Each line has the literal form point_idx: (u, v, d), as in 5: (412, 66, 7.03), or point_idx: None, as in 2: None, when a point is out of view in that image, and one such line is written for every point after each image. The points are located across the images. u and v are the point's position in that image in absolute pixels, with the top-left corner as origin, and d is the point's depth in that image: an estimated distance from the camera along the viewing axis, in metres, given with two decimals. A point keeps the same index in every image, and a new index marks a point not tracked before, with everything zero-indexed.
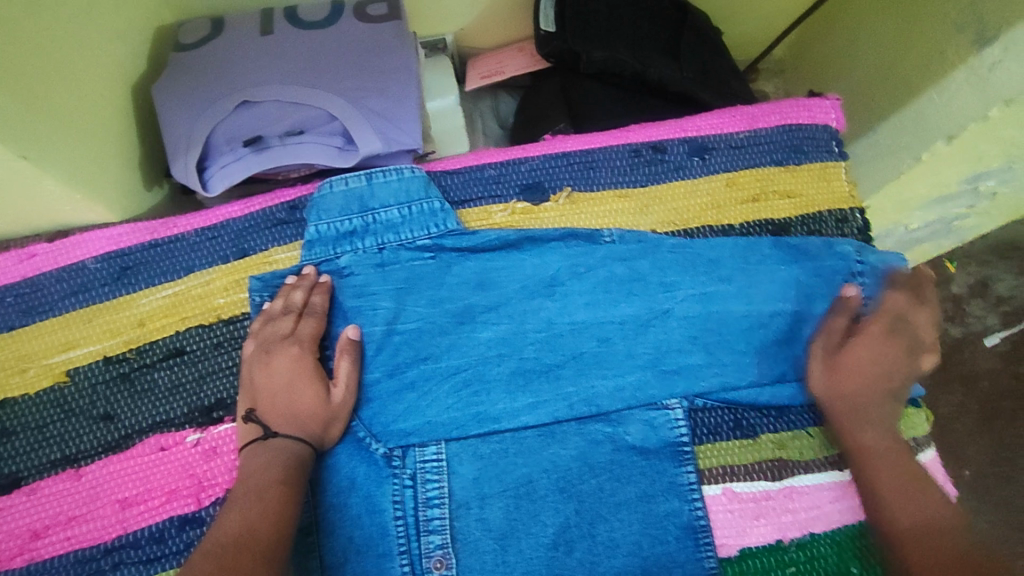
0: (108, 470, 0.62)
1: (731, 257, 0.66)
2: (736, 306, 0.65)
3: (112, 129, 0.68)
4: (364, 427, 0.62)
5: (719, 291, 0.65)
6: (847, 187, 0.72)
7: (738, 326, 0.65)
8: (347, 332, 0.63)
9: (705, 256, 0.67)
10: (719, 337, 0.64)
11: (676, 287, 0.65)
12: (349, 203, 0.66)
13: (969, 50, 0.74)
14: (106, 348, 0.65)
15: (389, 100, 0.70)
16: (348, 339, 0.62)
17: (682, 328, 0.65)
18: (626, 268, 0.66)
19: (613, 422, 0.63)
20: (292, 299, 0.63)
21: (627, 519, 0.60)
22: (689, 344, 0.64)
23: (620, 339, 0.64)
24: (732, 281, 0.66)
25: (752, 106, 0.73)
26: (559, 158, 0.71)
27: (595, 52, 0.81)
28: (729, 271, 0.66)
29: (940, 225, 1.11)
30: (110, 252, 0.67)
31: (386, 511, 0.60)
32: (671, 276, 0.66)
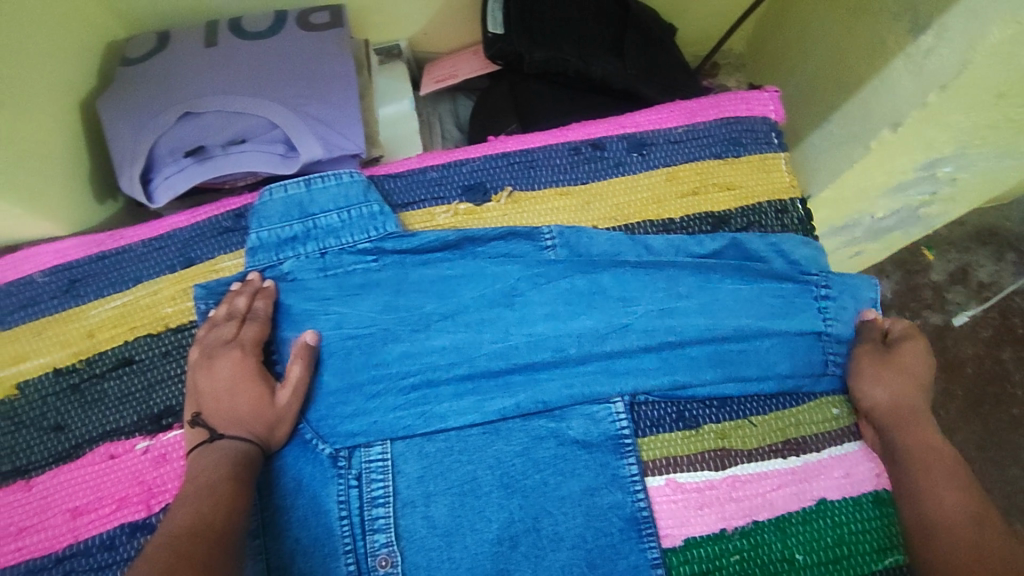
0: (58, 480, 0.62)
1: (689, 270, 0.67)
2: (698, 320, 0.66)
3: (58, 145, 0.70)
4: (311, 429, 0.63)
5: (682, 307, 0.66)
6: (786, 177, 0.73)
7: (700, 339, 0.65)
8: (306, 338, 0.63)
9: (666, 268, 0.67)
10: (664, 337, 0.65)
11: (636, 302, 0.66)
12: (290, 209, 0.67)
13: (906, 39, 0.75)
14: (55, 360, 0.66)
15: (332, 107, 0.72)
16: (303, 343, 0.63)
17: (641, 339, 0.65)
18: (588, 281, 0.67)
19: (556, 418, 0.64)
20: (235, 305, 0.63)
21: (571, 513, 0.60)
22: (640, 347, 0.65)
23: (575, 349, 0.65)
24: (691, 297, 0.66)
25: (690, 101, 0.76)
26: (500, 159, 0.73)
27: (537, 53, 0.83)
28: (689, 289, 0.67)
29: (906, 213, 1.11)
30: (58, 265, 0.69)
31: (331, 511, 0.60)
32: (632, 290, 0.66)
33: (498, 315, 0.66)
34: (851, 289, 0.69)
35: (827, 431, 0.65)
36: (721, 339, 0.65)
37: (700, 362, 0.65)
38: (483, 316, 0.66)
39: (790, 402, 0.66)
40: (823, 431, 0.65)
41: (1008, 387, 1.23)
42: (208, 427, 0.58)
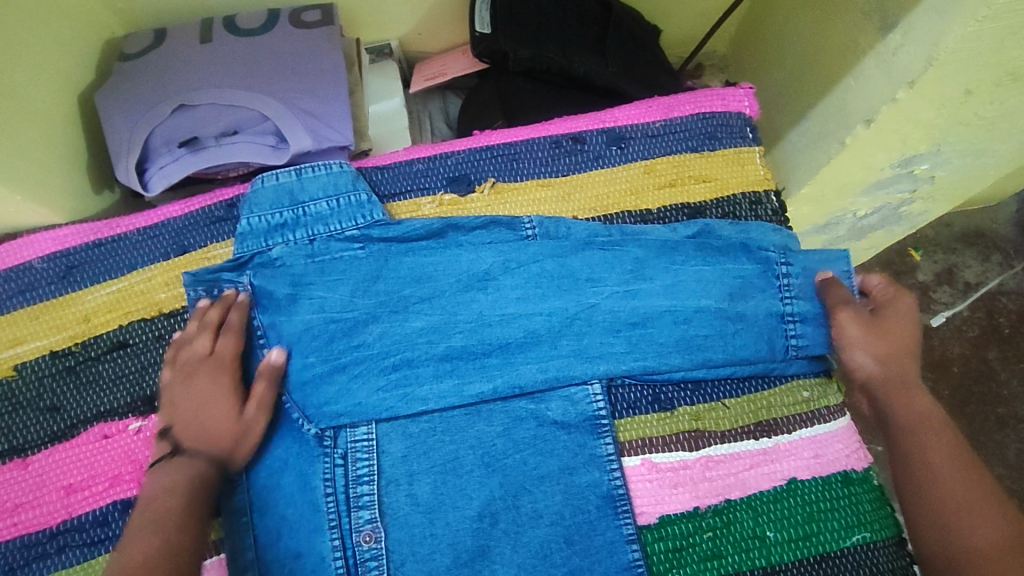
0: (53, 458, 0.64)
1: (655, 253, 0.70)
2: (660, 301, 0.68)
3: (58, 136, 0.72)
4: (298, 409, 0.65)
5: (643, 288, 0.68)
6: (761, 170, 0.76)
7: (664, 320, 0.67)
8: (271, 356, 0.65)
9: (633, 253, 0.70)
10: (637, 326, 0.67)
11: (602, 283, 0.68)
12: (280, 197, 0.70)
13: (876, 37, 0.78)
14: (52, 343, 0.68)
15: (321, 101, 0.74)
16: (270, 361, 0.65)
17: (607, 322, 0.67)
18: (557, 264, 0.69)
19: (537, 400, 0.66)
20: (207, 318, 0.66)
21: (549, 491, 0.62)
22: (612, 335, 0.67)
23: (546, 332, 0.67)
24: (654, 278, 0.69)
25: (669, 97, 0.78)
26: (484, 151, 0.75)
27: (522, 51, 0.86)
28: (653, 270, 0.69)
29: (888, 211, 1.14)
30: (55, 252, 0.71)
31: (317, 488, 0.62)
32: (599, 272, 0.69)
33: (480, 304, 0.68)
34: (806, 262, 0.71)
35: (799, 413, 0.67)
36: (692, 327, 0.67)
37: (675, 350, 0.66)
38: (466, 303, 0.68)
39: (762, 385, 0.68)
40: (795, 413, 0.67)
41: (991, 386, 1.25)
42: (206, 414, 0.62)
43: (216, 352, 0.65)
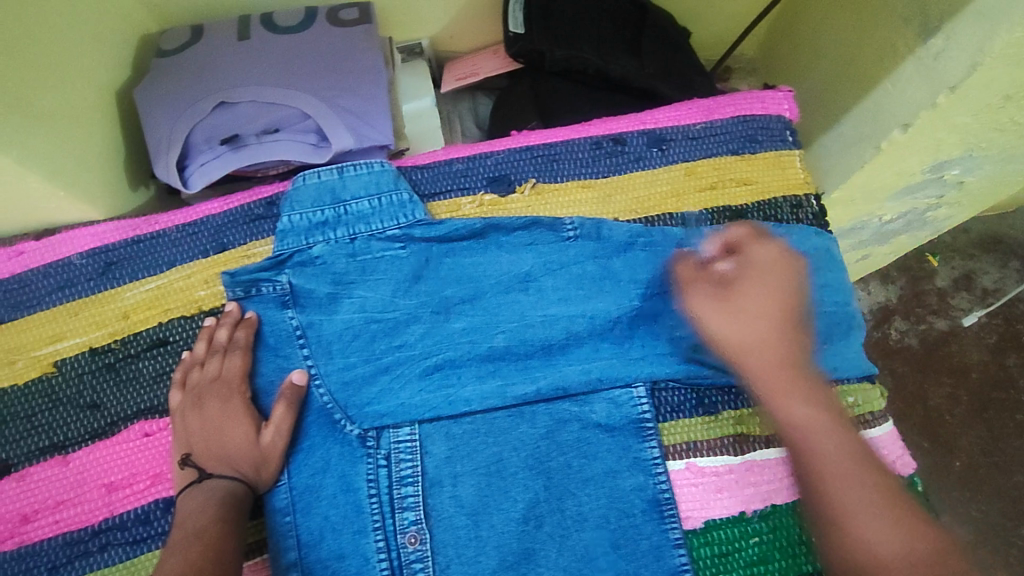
0: (94, 455, 0.64)
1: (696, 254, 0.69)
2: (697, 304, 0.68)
3: (98, 132, 0.72)
4: (340, 409, 0.65)
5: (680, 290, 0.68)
6: (801, 174, 0.75)
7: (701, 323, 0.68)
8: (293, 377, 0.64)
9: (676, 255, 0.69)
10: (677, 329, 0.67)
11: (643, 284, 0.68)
12: (322, 195, 0.70)
13: (917, 42, 0.78)
14: (91, 339, 0.68)
15: (361, 99, 0.74)
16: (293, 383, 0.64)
17: (645, 325, 0.67)
18: (599, 266, 0.69)
19: (581, 402, 0.65)
20: (217, 337, 0.65)
21: (594, 494, 0.62)
22: (653, 338, 0.67)
23: (588, 333, 0.67)
24: None
25: (708, 100, 0.78)
26: (524, 152, 0.75)
27: (558, 51, 0.85)
28: None
29: (913, 216, 1.13)
30: (94, 248, 0.70)
31: (361, 489, 0.62)
32: (641, 274, 0.68)
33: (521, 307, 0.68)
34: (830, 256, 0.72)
35: None
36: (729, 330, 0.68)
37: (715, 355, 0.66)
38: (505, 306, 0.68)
39: None
40: None
41: (1012, 392, 1.25)
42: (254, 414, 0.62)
43: (225, 374, 0.64)
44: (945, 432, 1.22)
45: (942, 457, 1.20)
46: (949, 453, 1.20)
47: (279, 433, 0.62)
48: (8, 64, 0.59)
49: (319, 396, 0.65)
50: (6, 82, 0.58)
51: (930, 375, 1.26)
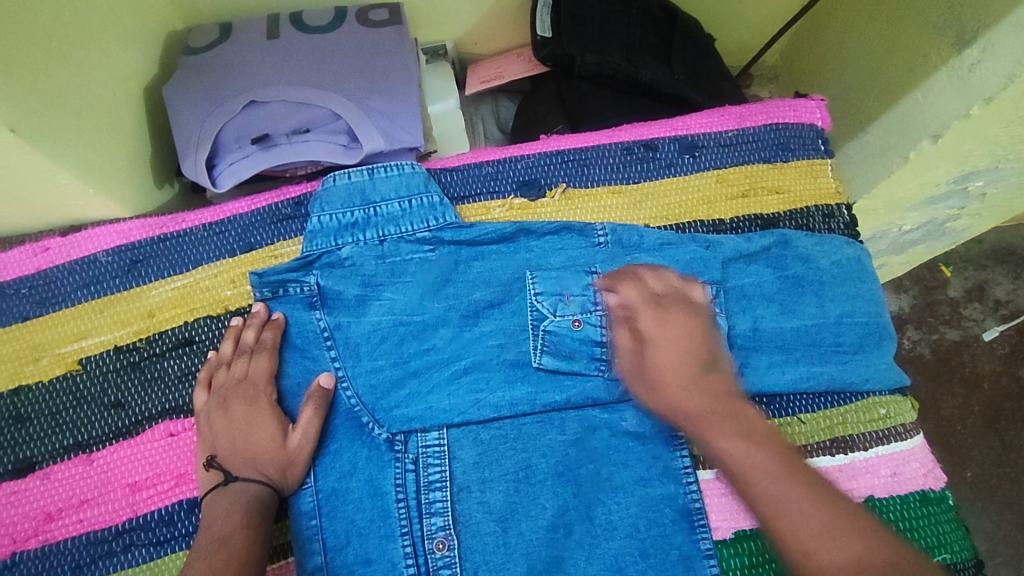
0: (119, 455, 0.63)
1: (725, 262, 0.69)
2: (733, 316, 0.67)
3: (126, 129, 0.71)
4: (367, 413, 0.64)
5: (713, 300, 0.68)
6: (833, 183, 0.75)
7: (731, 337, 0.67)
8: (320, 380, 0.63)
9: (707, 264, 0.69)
10: None
11: None
12: (352, 196, 0.69)
13: (950, 53, 0.77)
14: (117, 337, 0.68)
15: (392, 101, 0.74)
16: (319, 387, 0.63)
17: None
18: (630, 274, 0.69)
19: (610, 411, 0.65)
20: (244, 338, 0.65)
21: (624, 502, 0.61)
22: None
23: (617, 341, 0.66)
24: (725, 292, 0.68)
25: (740, 107, 0.78)
26: (554, 156, 0.74)
27: (588, 56, 0.85)
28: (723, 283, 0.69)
29: (933, 226, 1.13)
30: (121, 245, 0.70)
31: (388, 494, 0.61)
32: None
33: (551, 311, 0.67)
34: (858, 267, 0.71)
35: (874, 430, 0.66)
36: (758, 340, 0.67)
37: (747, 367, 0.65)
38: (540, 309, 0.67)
39: (837, 401, 0.67)
40: (870, 430, 0.66)
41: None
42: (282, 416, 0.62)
43: (251, 374, 0.64)
44: (957, 443, 1.21)
45: (953, 466, 1.19)
46: (960, 464, 1.19)
47: (307, 436, 0.61)
48: (42, 59, 0.58)
49: (347, 398, 0.64)
50: (39, 76, 0.57)
51: (942, 386, 1.25)
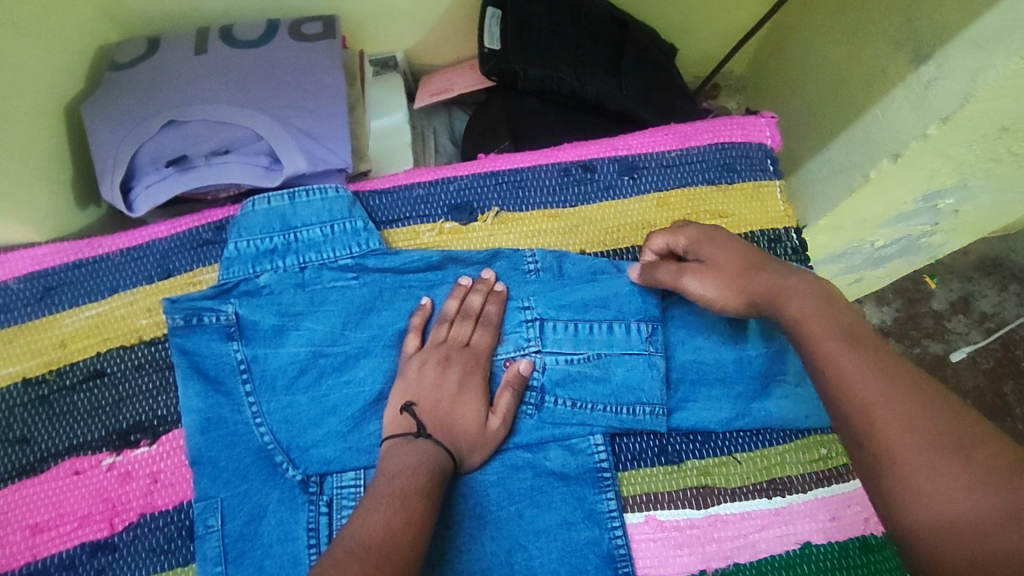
0: (20, 495, 0.61)
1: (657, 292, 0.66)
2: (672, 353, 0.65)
3: (43, 149, 0.68)
4: (282, 452, 0.61)
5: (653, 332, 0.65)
6: (781, 207, 0.72)
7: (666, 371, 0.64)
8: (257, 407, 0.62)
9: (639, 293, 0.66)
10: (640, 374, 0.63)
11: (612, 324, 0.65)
12: (271, 221, 0.66)
13: (908, 68, 0.75)
14: (25, 369, 0.65)
15: (318, 120, 0.72)
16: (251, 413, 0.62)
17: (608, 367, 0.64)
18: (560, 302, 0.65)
19: (535, 449, 0.62)
20: None
21: (546, 547, 0.58)
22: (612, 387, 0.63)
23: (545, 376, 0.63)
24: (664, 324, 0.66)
25: (684, 125, 0.74)
26: (488, 177, 0.71)
27: (532, 70, 0.83)
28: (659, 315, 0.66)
29: (908, 242, 1.08)
30: (32, 272, 0.67)
31: (299, 539, 0.58)
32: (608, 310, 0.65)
33: (473, 339, 0.63)
34: None
35: (815, 471, 0.62)
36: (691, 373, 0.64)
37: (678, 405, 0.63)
38: (464, 340, 0.63)
39: (776, 440, 0.63)
40: (810, 471, 0.62)
41: (1008, 421, 1.20)
42: (193, 455, 0.60)
43: None
44: None
45: None
46: None
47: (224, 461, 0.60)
48: None
49: (260, 435, 0.61)
50: None
51: None
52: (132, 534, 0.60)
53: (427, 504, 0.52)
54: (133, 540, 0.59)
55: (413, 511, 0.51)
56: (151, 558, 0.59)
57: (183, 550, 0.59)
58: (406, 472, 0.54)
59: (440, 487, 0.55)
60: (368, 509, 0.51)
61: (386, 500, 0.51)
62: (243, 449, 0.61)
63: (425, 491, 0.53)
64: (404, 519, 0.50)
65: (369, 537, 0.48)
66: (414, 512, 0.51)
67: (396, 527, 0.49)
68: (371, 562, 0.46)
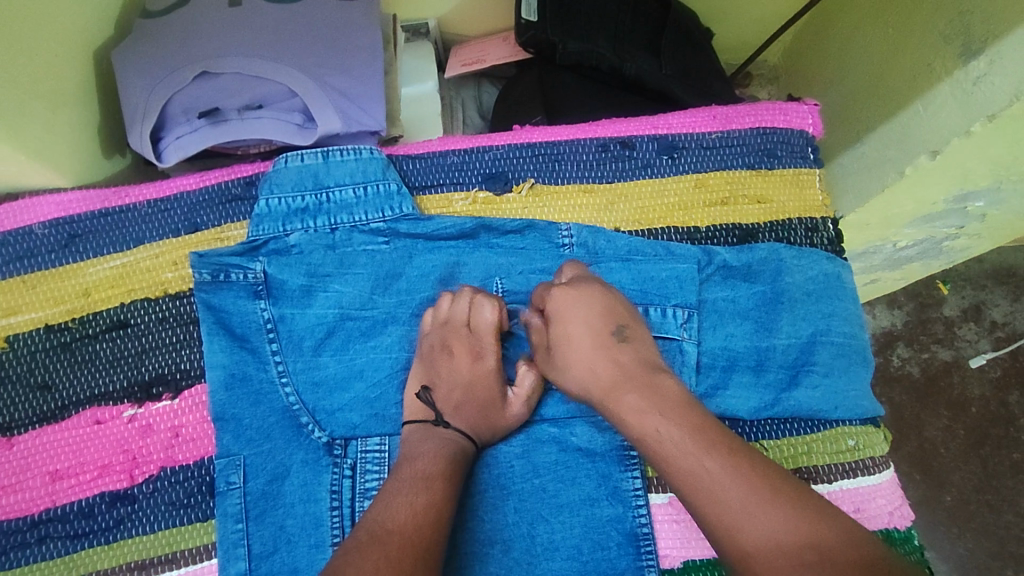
0: (41, 440, 0.60)
1: (691, 275, 0.64)
2: (705, 338, 0.64)
3: (72, 92, 0.67)
4: (308, 413, 0.60)
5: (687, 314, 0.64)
6: (820, 196, 0.71)
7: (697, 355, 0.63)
8: (283, 367, 0.61)
9: (670, 273, 0.64)
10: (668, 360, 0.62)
11: (644, 304, 0.64)
12: (303, 179, 0.65)
13: (956, 64, 0.73)
14: (48, 316, 0.64)
15: (354, 81, 0.71)
16: (279, 372, 0.61)
17: None
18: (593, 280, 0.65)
19: (561, 425, 0.61)
20: None
21: (568, 522, 0.58)
22: None
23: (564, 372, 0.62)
24: (698, 307, 0.64)
25: (727, 107, 0.73)
26: (525, 149, 0.70)
27: (571, 44, 0.82)
28: (693, 297, 0.64)
29: (929, 244, 1.07)
30: (58, 218, 0.66)
31: (322, 501, 0.58)
32: (639, 292, 0.64)
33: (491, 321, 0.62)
34: (835, 283, 0.67)
35: (841, 462, 0.62)
36: (721, 357, 0.63)
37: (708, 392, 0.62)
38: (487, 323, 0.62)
39: (803, 429, 0.63)
40: (837, 462, 0.62)
41: (1012, 431, 1.20)
42: (217, 411, 0.59)
43: None
44: (939, 466, 1.18)
45: (932, 489, 1.16)
46: (940, 487, 1.16)
47: (253, 418, 0.59)
48: None
49: (285, 396, 0.61)
50: None
51: (928, 407, 1.21)
52: (152, 487, 0.59)
53: (448, 488, 0.53)
54: (153, 493, 0.59)
55: (436, 493, 0.52)
56: (170, 511, 0.59)
57: (203, 505, 0.59)
58: (428, 456, 0.55)
59: (460, 473, 0.55)
60: (392, 491, 0.52)
61: (410, 481, 0.52)
62: (268, 409, 0.60)
63: (446, 475, 0.54)
64: (427, 501, 0.51)
65: (391, 521, 0.49)
66: (437, 495, 0.52)
67: (418, 510, 0.50)
68: (392, 545, 0.47)
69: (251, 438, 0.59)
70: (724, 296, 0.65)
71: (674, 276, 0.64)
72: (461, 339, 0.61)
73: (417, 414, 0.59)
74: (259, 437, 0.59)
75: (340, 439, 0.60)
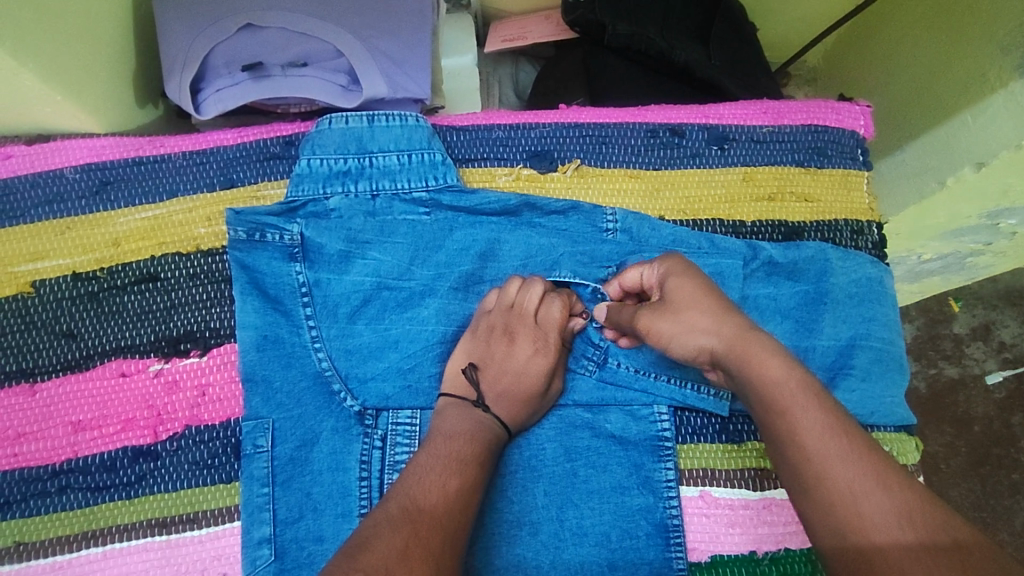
0: (64, 390, 0.59)
1: (733, 269, 0.63)
2: None
3: (109, 36, 0.64)
4: (340, 381, 0.59)
5: None
6: (867, 199, 0.69)
7: None
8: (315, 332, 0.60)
9: (712, 266, 0.64)
10: None
11: None
12: (347, 142, 0.63)
13: (1012, 76, 0.71)
14: (75, 264, 0.62)
15: (402, 46, 0.68)
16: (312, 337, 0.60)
17: None
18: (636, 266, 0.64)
19: (595, 411, 0.61)
20: None
21: (598, 508, 0.57)
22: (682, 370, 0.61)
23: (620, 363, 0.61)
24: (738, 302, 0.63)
25: (778, 101, 0.72)
26: (572, 129, 0.68)
27: (621, 25, 0.80)
28: (734, 292, 0.63)
29: (953, 259, 1.06)
30: (89, 163, 0.64)
31: (351, 470, 0.57)
32: None
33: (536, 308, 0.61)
34: (876, 287, 0.66)
35: None
36: None
37: None
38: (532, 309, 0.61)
39: None
40: None
41: (1012, 452, 1.20)
42: (248, 373, 0.58)
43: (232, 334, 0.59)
44: (939, 481, 1.18)
45: None
46: None
47: (284, 383, 0.58)
48: None
49: (318, 361, 0.59)
50: None
51: (932, 423, 1.22)
52: (176, 445, 0.58)
53: (480, 469, 0.52)
54: (177, 451, 0.58)
55: (467, 474, 0.51)
56: (193, 471, 0.58)
57: (227, 467, 0.58)
58: (462, 436, 0.54)
59: (491, 454, 0.54)
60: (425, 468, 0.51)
61: (441, 459, 0.51)
62: (301, 373, 0.59)
63: (477, 457, 0.53)
64: (458, 484, 0.50)
65: (424, 498, 0.48)
66: (469, 477, 0.51)
67: (450, 491, 0.49)
68: (424, 525, 0.46)
69: (281, 403, 0.58)
70: (766, 293, 0.64)
71: (717, 270, 0.63)
72: (526, 327, 0.60)
73: (449, 392, 0.58)
74: (290, 402, 0.58)
75: (370, 410, 0.59)
